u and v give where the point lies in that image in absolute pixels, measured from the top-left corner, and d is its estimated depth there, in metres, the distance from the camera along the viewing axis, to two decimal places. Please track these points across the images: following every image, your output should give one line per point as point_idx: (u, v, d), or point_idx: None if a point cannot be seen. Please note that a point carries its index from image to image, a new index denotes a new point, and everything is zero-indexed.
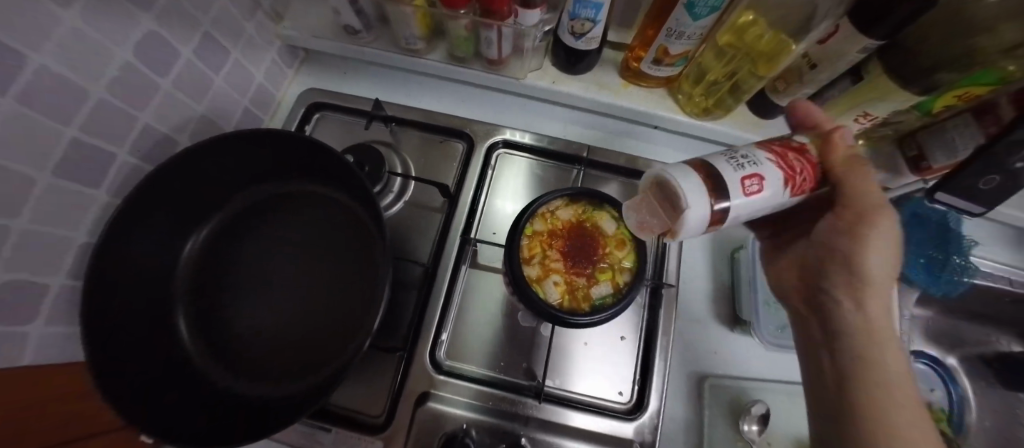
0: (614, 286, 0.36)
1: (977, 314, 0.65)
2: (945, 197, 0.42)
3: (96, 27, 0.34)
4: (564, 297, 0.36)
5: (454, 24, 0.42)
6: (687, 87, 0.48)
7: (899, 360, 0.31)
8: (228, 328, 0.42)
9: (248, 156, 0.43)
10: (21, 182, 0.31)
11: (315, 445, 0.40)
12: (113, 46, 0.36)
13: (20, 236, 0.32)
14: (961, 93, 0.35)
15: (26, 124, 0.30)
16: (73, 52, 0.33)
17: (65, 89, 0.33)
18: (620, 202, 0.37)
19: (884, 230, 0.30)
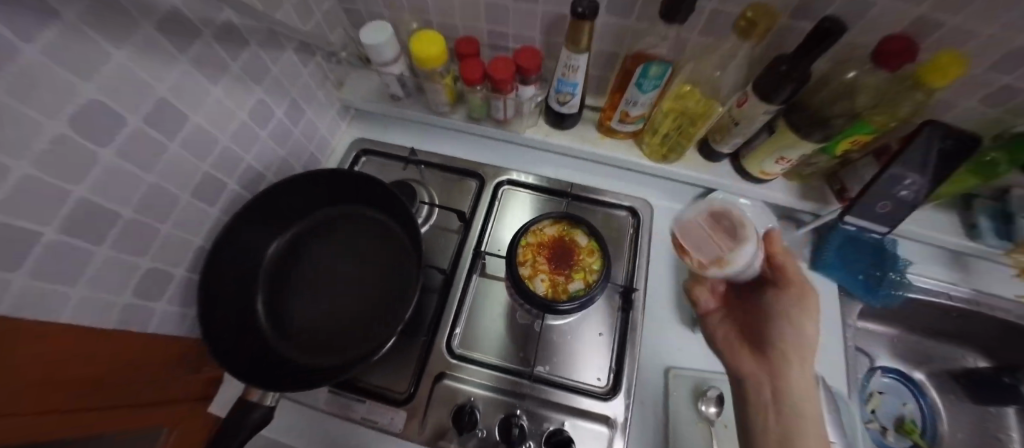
0: (585, 283, 0.48)
1: (939, 332, 0.72)
2: (852, 219, 0.55)
3: (227, 96, 0.51)
4: (548, 290, 0.48)
5: (472, 94, 0.57)
6: (648, 138, 0.60)
7: (813, 417, 0.42)
8: (297, 324, 0.52)
9: (310, 195, 0.56)
10: (171, 199, 0.46)
11: (351, 412, 0.50)
12: (236, 108, 0.52)
13: (163, 236, 0.46)
14: (853, 140, 0.49)
15: (178, 159, 0.46)
16: (212, 112, 0.49)
17: (203, 135, 0.48)
18: (590, 221, 0.50)
19: (808, 309, 0.46)
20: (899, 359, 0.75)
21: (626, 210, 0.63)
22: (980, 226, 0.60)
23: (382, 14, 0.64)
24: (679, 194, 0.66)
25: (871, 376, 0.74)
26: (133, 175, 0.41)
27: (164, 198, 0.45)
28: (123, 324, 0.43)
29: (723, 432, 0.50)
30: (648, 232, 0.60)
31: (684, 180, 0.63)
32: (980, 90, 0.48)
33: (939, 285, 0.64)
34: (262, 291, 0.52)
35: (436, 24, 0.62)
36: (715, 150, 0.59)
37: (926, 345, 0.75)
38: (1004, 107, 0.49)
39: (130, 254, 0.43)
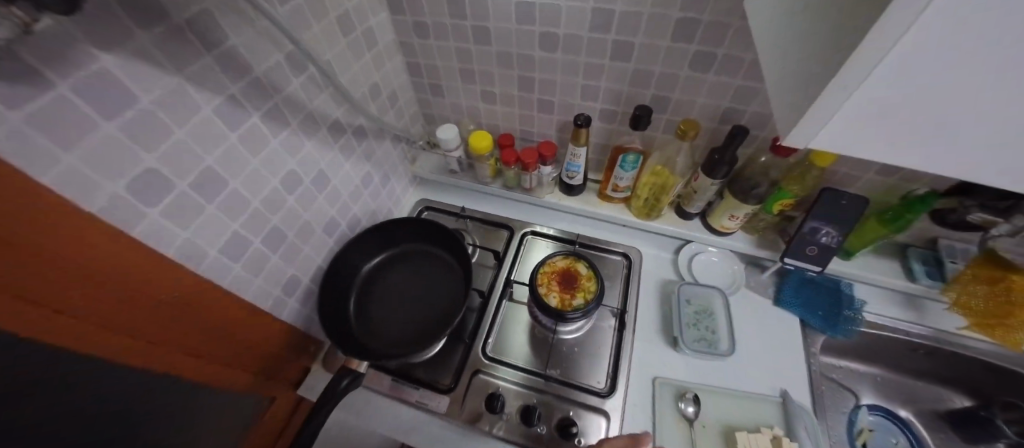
0: (585, 299, 0.67)
1: (917, 371, 0.81)
2: (793, 260, 0.73)
3: (352, 167, 0.77)
4: (559, 303, 0.66)
5: (508, 170, 0.83)
6: (634, 203, 0.82)
7: None
8: (376, 324, 0.71)
9: (392, 233, 0.79)
10: (309, 230, 0.69)
11: (406, 396, 0.66)
12: (356, 175, 0.79)
13: (300, 253, 0.68)
14: (779, 203, 0.69)
15: (318, 204, 0.70)
16: (342, 177, 0.75)
17: (335, 191, 0.74)
18: (588, 255, 0.70)
19: None
20: (885, 398, 0.83)
21: (620, 255, 0.83)
22: (914, 269, 0.74)
23: (449, 116, 0.93)
24: (667, 244, 0.84)
25: (860, 412, 0.81)
26: (295, 212, 0.65)
27: (305, 228, 0.68)
28: (271, 310, 0.64)
29: (701, 431, 0.61)
30: (637, 271, 0.78)
31: (667, 234, 0.83)
32: (869, 167, 0.68)
33: (896, 321, 0.75)
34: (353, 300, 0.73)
35: (487, 123, 0.90)
36: (686, 211, 0.80)
37: (910, 385, 0.83)
38: (894, 178, 0.68)
39: (285, 261, 0.65)
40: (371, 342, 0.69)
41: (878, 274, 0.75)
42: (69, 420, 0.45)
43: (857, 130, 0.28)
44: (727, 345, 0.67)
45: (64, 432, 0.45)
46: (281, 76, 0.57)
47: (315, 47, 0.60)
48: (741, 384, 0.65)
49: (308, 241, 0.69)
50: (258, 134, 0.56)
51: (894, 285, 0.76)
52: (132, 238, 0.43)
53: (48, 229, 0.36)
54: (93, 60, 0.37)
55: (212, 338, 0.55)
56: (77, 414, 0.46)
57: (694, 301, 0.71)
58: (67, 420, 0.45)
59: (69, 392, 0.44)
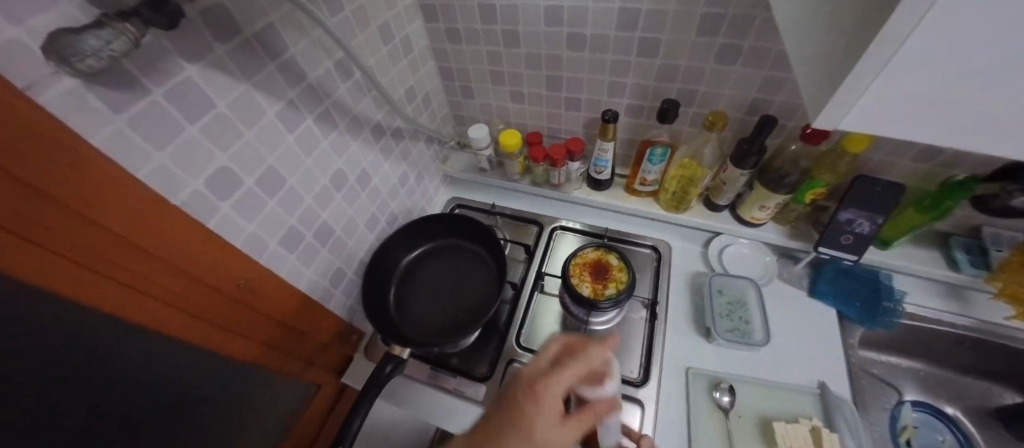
0: (616, 289, 0.68)
1: (963, 366, 0.78)
2: (828, 250, 0.72)
3: (391, 167, 0.82)
4: (591, 293, 0.68)
5: (537, 166, 0.85)
6: (662, 196, 0.83)
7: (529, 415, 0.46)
8: (414, 313, 0.75)
9: (429, 228, 0.83)
10: (353, 225, 0.74)
11: (444, 384, 0.69)
12: (394, 175, 0.83)
13: (344, 246, 0.72)
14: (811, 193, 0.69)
15: (361, 202, 0.75)
16: (382, 176, 0.79)
17: (375, 190, 0.78)
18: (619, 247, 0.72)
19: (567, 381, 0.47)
20: (928, 394, 0.80)
21: (649, 248, 0.84)
22: (958, 259, 0.72)
23: (478, 117, 0.97)
24: (696, 237, 0.85)
25: (903, 409, 0.79)
26: (341, 208, 0.70)
27: (349, 223, 0.72)
28: (319, 300, 0.69)
29: (737, 422, 0.61)
30: (667, 263, 0.79)
31: (696, 226, 0.83)
32: (904, 154, 0.67)
33: (937, 312, 0.73)
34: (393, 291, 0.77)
35: (515, 122, 0.94)
36: (715, 204, 0.80)
37: (956, 380, 0.80)
38: (930, 164, 0.67)
39: (332, 254, 0.70)
40: (410, 331, 0.73)
41: (919, 265, 0.73)
42: (76, 399, 0.43)
43: (895, 121, 0.26)
44: (761, 335, 0.67)
45: (70, 418, 0.42)
46: (331, 81, 0.62)
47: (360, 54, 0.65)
48: (777, 375, 0.65)
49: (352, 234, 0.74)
50: (310, 134, 0.61)
51: (935, 276, 0.74)
52: (207, 230, 0.47)
53: (123, 205, 0.39)
54: (180, 69, 0.42)
55: (244, 321, 0.56)
56: (85, 394, 0.43)
57: (727, 292, 0.71)
58: (76, 402, 0.42)
59: (83, 368, 0.43)
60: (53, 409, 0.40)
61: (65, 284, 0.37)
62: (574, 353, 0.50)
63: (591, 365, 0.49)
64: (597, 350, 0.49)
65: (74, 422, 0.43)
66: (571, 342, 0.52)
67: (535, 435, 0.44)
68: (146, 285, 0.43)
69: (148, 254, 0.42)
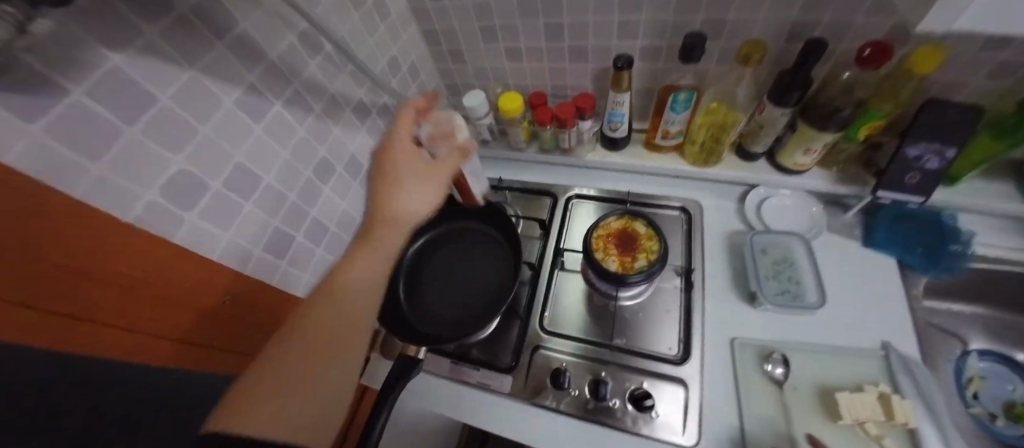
0: (647, 261, 0.61)
1: None
2: (886, 193, 0.63)
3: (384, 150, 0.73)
4: (619, 268, 0.60)
5: (544, 131, 0.76)
6: (689, 150, 0.74)
7: (386, 242, 0.48)
8: (427, 304, 0.69)
9: (434, 212, 0.75)
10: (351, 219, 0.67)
11: (468, 378, 0.64)
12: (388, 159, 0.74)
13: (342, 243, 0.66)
14: (868, 128, 0.59)
15: (354, 193, 0.67)
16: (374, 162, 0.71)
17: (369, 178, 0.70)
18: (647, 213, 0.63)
19: (403, 186, 0.50)
20: (994, 341, 0.73)
21: (678, 210, 0.75)
22: None
23: (473, 82, 0.86)
24: (730, 192, 0.75)
25: (968, 358, 0.73)
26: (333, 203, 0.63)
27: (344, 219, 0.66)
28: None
29: (794, 395, 0.55)
30: (699, 225, 0.71)
31: (730, 180, 0.74)
32: (981, 70, 0.55)
33: (1011, 253, 0.64)
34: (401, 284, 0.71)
35: (514, 85, 0.83)
36: (751, 153, 0.70)
37: None
38: (1013, 79, 0.55)
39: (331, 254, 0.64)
40: (424, 323, 0.67)
41: (992, 201, 0.63)
42: (78, 401, 0.31)
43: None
44: (815, 295, 0.60)
45: (69, 417, 0.30)
46: (297, 57, 0.53)
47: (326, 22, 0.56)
48: (835, 339, 0.58)
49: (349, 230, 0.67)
50: (282, 122, 0.53)
51: (1009, 212, 0.64)
52: (178, 247, 0.42)
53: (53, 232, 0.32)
54: (105, 59, 0.34)
55: (239, 328, 0.51)
56: (89, 394, 0.32)
57: (772, 251, 0.64)
58: (79, 402, 0.31)
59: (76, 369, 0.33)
60: (54, 409, 0.29)
61: (29, 331, 0.31)
62: (446, 136, 0.55)
63: (437, 123, 0.54)
64: (411, 111, 0.51)
65: (74, 422, 0.30)
66: (420, 107, 0.52)
67: (395, 208, 0.49)
68: (113, 316, 0.37)
69: (113, 282, 0.37)
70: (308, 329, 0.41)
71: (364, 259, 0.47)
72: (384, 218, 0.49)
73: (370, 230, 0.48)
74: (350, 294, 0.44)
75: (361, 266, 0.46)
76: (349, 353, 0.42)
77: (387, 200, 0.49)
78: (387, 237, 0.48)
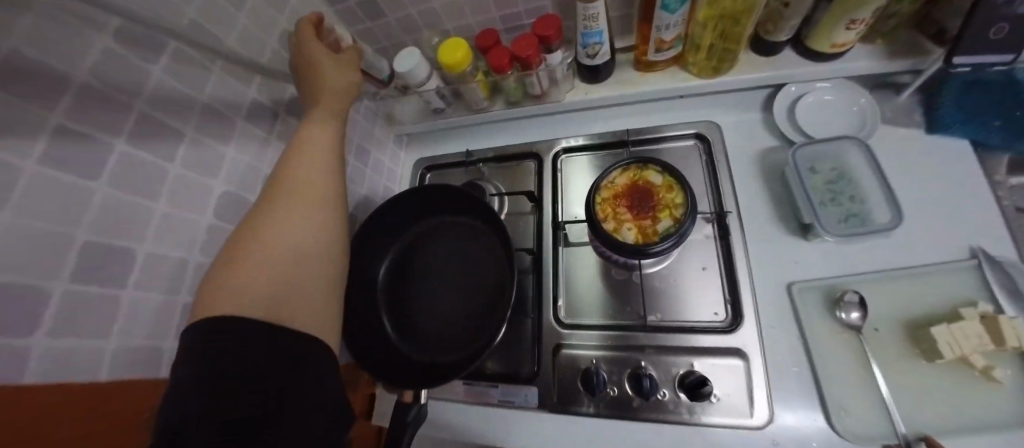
0: (673, 221, 0.48)
1: None
2: (965, 59, 0.45)
3: None
4: (638, 237, 0.48)
5: (506, 81, 0.59)
6: (693, 58, 0.57)
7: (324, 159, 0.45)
8: (418, 327, 0.57)
9: (400, 212, 0.61)
10: None
11: (489, 399, 0.55)
12: None
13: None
14: None
15: None
16: None
17: None
18: (661, 159, 0.49)
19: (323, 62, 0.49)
20: None
21: (692, 138, 0.62)
22: None
23: (402, 39, 0.67)
24: (750, 102, 0.61)
25: None
26: None
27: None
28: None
29: (875, 338, 0.46)
30: (723, 154, 0.58)
31: (752, 85, 0.58)
32: None
33: None
34: (379, 311, 0.59)
35: (455, 30, 0.64)
36: (775, 43, 0.54)
37: None
38: None
39: None
40: (419, 350, 0.56)
41: None
42: None
43: None
44: (885, 212, 0.47)
45: None
46: (130, 66, 0.37)
47: (155, 5, 0.39)
48: (910, 259, 0.49)
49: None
50: (143, 165, 0.38)
51: None
52: None
53: None
54: None
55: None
56: None
57: (823, 167, 0.51)
58: None
59: None
60: None
61: None
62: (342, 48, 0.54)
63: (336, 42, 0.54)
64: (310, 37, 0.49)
65: None
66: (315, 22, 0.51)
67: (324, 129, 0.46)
68: None
69: None
70: (257, 241, 0.37)
71: (301, 169, 0.43)
72: (306, 136, 0.45)
73: (296, 143, 0.45)
74: (297, 199, 0.41)
75: (302, 174, 0.42)
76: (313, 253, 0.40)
77: (318, 111, 0.47)
78: (317, 152, 0.45)
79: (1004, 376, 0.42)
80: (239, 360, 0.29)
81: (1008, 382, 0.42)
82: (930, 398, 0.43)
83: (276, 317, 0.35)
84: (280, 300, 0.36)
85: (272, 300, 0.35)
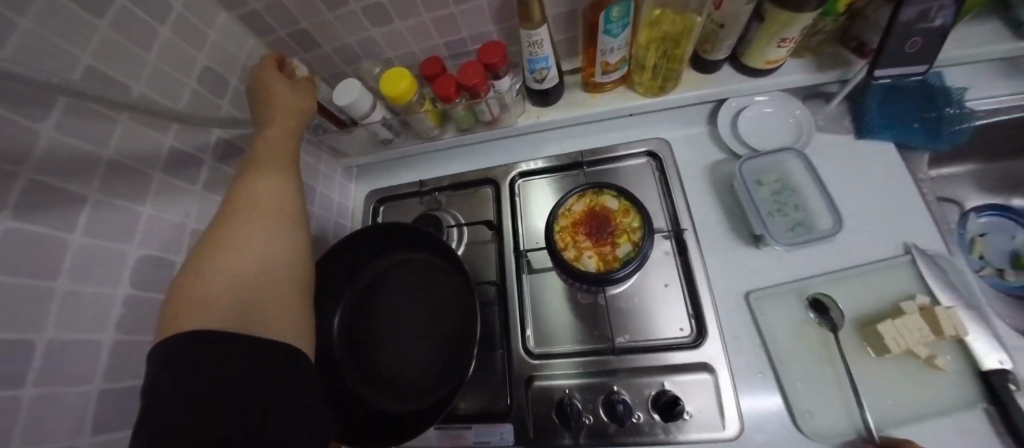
0: (632, 247, 0.48)
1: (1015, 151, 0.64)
2: (886, 72, 0.49)
3: None
4: (599, 265, 0.48)
5: (455, 110, 0.58)
6: (639, 78, 0.59)
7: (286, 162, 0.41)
8: (379, 380, 0.54)
9: (346, 259, 0.57)
10: None
11: (464, 440, 0.53)
12: None
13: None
14: None
15: None
16: None
17: None
18: (615, 184, 0.50)
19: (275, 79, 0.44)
20: (986, 194, 0.66)
21: (645, 156, 0.63)
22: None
23: (342, 69, 0.65)
24: (695, 116, 0.64)
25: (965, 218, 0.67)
26: None
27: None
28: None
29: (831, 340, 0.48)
30: (674, 168, 0.60)
31: (693, 104, 0.61)
32: None
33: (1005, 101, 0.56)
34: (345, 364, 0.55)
35: (397, 58, 0.62)
36: (711, 60, 0.56)
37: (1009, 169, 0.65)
38: None
39: None
40: (388, 406, 0.52)
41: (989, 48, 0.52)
42: None
43: None
44: (826, 219, 0.50)
45: None
46: (13, 126, 0.32)
47: (41, 54, 0.34)
48: (850, 259, 0.51)
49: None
50: (36, 239, 0.33)
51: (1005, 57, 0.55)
52: None
53: None
54: None
55: None
56: None
57: (766, 179, 0.53)
58: None
59: None
60: None
61: None
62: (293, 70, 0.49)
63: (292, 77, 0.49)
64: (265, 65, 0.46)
65: None
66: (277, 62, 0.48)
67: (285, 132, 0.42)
68: None
69: None
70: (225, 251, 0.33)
71: (266, 171, 0.38)
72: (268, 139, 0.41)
73: (255, 149, 0.40)
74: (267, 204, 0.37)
75: (268, 177, 0.38)
76: (285, 258, 0.36)
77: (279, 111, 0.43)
78: (286, 155, 0.41)
79: (947, 363, 0.45)
80: (214, 377, 0.26)
81: (951, 368, 0.45)
82: (886, 393, 0.45)
83: (250, 330, 0.31)
84: (251, 310, 0.31)
85: (242, 313, 0.31)
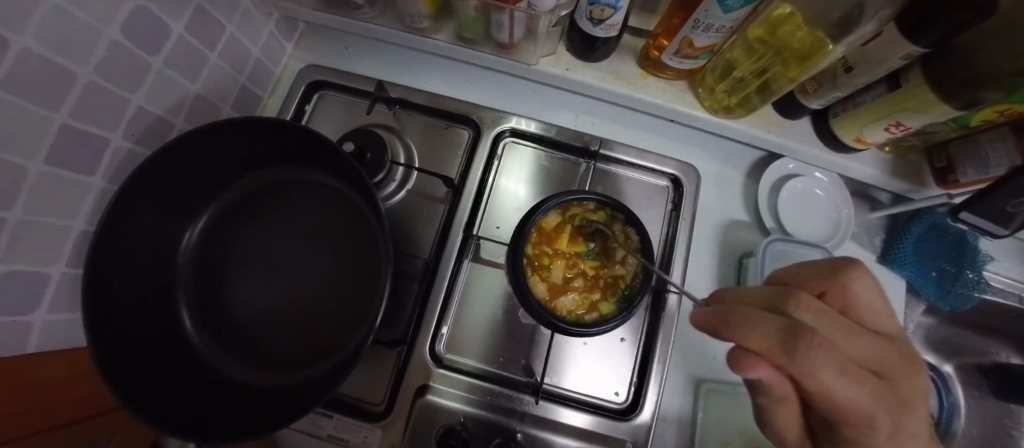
0: (556, 290, 0.40)
1: (982, 326, 0.63)
2: (970, 217, 0.42)
3: (80, 5, 0.29)
4: (538, 263, 0.41)
5: (464, 3, 0.39)
6: (710, 81, 0.46)
7: None
8: (231, 321, 0.43)
9: (232, 153, 0.41)
10: (14, 172, 0.28)
11: (315, 430, 0.41)
12: (101, 26, 0.31)
13: (18, 225, 0.30)
14: (1004, 109, 0.33)
15: None
16: (60, 36, 0.28)
17: (52, 72, 0.29)
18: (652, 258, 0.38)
19: None
20: (932, 351, 0.65)
21: (667, 180, 0.50)
22: None
23: None
24: (728, 154, 0.54)
25: None
26: None
27: (7, 172, 0.28)
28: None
29: None
30: (691, 210, 0.48)
31: (743, 140, 0.50)
32: None
33: (1009, 283, 0.56)
34: (204, 299, 0.42)
35: None
36: (801, 106, 0.44)
37: (963, 338, 0.65)
38: None
39: None
40: (233, 360, 0.41)
41: None
42: None
43: None
44: None
45: None
46: None
47: None
48: None
49: (42, 195, 0.31)
50: None
51: None
52: None
53: None
54: None
55: None
56: None
57: None
58: None
59: None
60: None
61: None
62: None
63: None
64: None
65: None
66: None
67: None
68: None
69: None
70: None
71: None
72: None
73: None
74: None
75: None
76: None
77: None
78: None
79: None
80: None
81: None
82: None
83: None
84: None
85: None
